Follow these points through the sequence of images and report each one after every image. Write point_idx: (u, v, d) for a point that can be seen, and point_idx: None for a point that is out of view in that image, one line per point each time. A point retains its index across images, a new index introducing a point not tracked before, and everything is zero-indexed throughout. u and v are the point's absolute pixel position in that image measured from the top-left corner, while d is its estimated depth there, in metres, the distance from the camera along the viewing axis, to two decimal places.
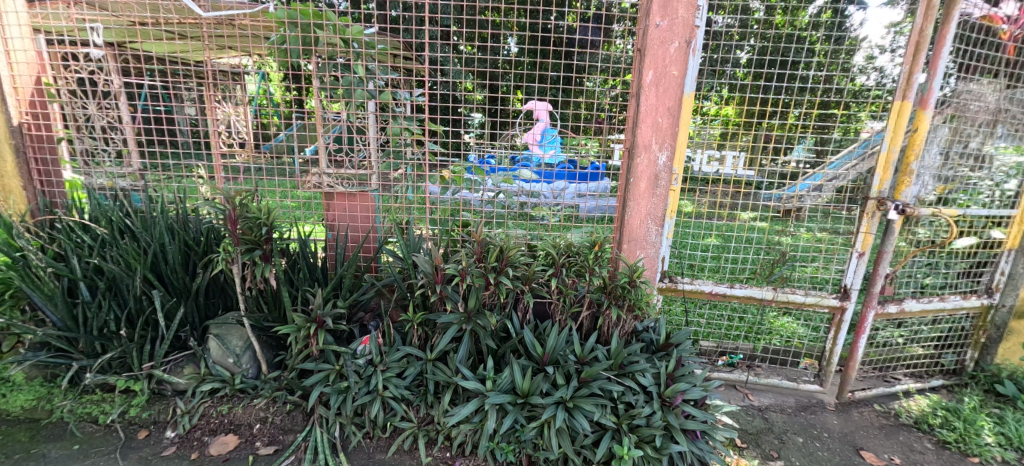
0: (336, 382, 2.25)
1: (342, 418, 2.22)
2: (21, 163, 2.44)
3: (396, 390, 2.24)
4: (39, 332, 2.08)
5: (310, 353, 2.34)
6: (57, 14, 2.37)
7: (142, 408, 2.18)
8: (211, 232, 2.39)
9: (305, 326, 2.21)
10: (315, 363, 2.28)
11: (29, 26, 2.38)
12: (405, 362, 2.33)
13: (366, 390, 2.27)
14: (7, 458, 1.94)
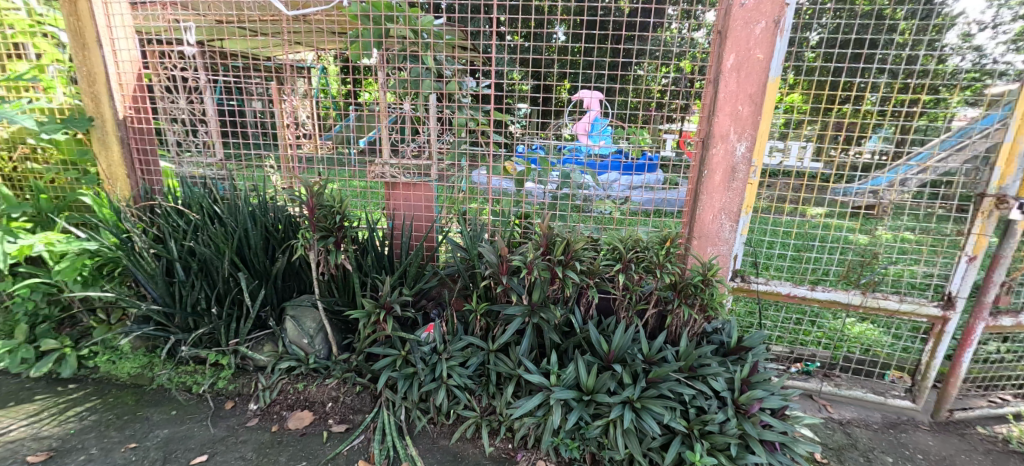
0: (403, 367, 2.34)
1: (408, 403, 2.30)
2: (125, 153, 2.61)
3: (460, 379, 2.30)
4: (142, 307, 2.27)
5: (378, 338, 2.43)
6: (153, 12, 2.50)
7: (228, 382, 2.35)
8: (289, 220, 2.50)
9: (375, 311, 2.32)
10: (382, 348, 2.37)
11: (132, 27, 2.52)
12: (467, 352, 2.38)
13: (431, 377, 2.34)
14: (117, 418, 2.17)
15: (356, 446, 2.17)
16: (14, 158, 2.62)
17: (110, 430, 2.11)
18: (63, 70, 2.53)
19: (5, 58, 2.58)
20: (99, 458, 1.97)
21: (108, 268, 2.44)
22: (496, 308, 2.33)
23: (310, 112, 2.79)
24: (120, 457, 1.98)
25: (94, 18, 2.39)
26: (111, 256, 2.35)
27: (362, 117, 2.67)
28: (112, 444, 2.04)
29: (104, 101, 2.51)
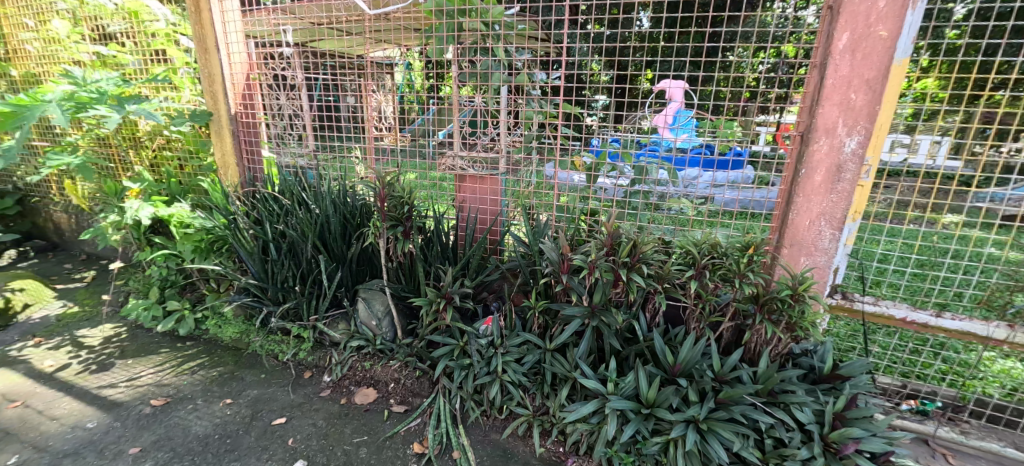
0: (460, 357, 2.37)
1: (463, 393, 2.33)
2: (235, 144, 2.96)
3: (514, 375, 2.29)
4: (241, 281, 2.56)
5: (439, 327, 2.49)
6: (259, 18, 2.80)
7: (307, 354, 2.57)
8: (364, 208, 2.65)
9: (436, 300, 2.38)
10: (442, 336, 2.43)
11: (242, 32, 2.82)
12: (524, 349, 2.35)
13: (486, 370, 2.35)
14: (219, 376, 2.50)
15: (412, 427, 2.25)
16: (155, 146, 3.15)
17: (212, 386, 2.43)
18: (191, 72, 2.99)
19: (148, 62, 3.06)
20: (202, 409, 2.28)
21: (218, 245, 2.79)
22: (554, 308, 2.28)
23: (392, 106, 2.93)
24: (218, 410, 2.28)
25: (214, 26, 2.76)
26: (220, 234, 2.69)
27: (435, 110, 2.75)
28: (212, 398, 2.35)
29: (219, 98, 2.86)
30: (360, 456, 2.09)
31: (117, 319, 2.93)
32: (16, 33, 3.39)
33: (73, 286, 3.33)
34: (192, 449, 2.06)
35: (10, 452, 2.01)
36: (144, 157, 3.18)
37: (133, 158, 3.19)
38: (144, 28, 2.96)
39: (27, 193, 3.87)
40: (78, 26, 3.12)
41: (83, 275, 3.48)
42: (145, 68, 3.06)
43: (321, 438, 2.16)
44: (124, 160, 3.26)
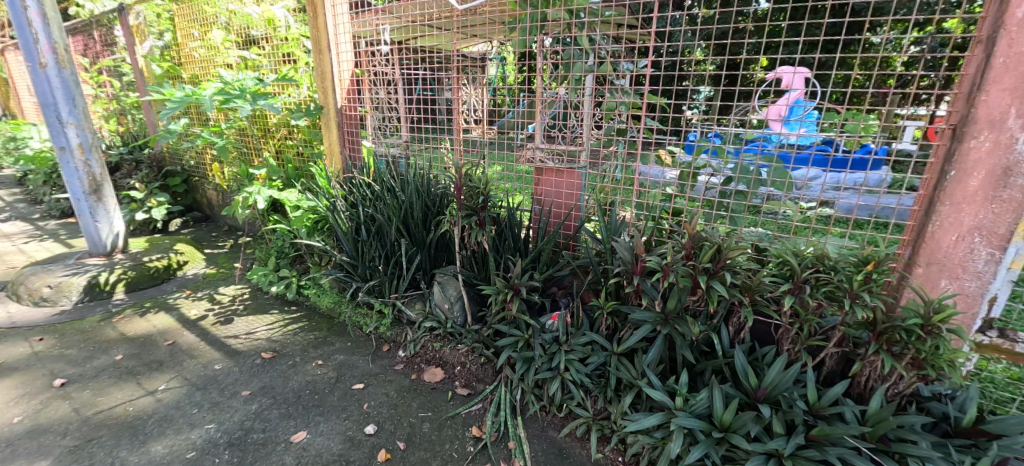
0: (524, 350, 2.33)
1: (524, 385, 2.28)
2: (340, 134, 3.27)
3: (576, 374, 2.18)
4: (336, 257, 2.82)
5: (507, 317, 2.48)
6: (366, 20, 3.06)
7: (387, 328, 2.75)
8: (444, 197, 2.75)
9: (503, 290, 2.35)
10: (507, 327, 2.41)
11: (349, 34, 3.14)
12: (589, 349, 2.23)
13: (549, 365, 2.27)
14: (314, 339, 2.78)
15: (473, 411, 2.25)
16: (281, 136, 3.62)
17: (308, 348, 2.70)
18: (309, 71, 3.41)
19: (278, 63, 3.57)
20: (298, 367, 2.52)
21: (321, 224, 3.10)
22: (624, 310, 2.12)
23: (480, 99, 2.99)
24: (312, 369, 2.51)
25: (327, 29, 3.07)
26: (323, 214, 2.99)
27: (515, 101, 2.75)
28: (307, 359, 2.60)
29: (328, 93, 3.19)
30: (423, 431, 2.13)
31: (243, 283, 3.43)
32: (188, 43, 4.12)
33: (215, 252, 4.06)
34: (288, 400, 2.28)
35: (160, 380, 2.42)
36: (271, 144, 3.68)
37: (264, 145, 3.70)
38: (279, 33, 3.44)
39: (191, 173, 4.72)
40: (229, 35, 3.69)
41: (222, 243, 4.21)
42: (276, 68, 3.59)
43: (390, 408, 2.25)
44: (258, 148, 3.78)
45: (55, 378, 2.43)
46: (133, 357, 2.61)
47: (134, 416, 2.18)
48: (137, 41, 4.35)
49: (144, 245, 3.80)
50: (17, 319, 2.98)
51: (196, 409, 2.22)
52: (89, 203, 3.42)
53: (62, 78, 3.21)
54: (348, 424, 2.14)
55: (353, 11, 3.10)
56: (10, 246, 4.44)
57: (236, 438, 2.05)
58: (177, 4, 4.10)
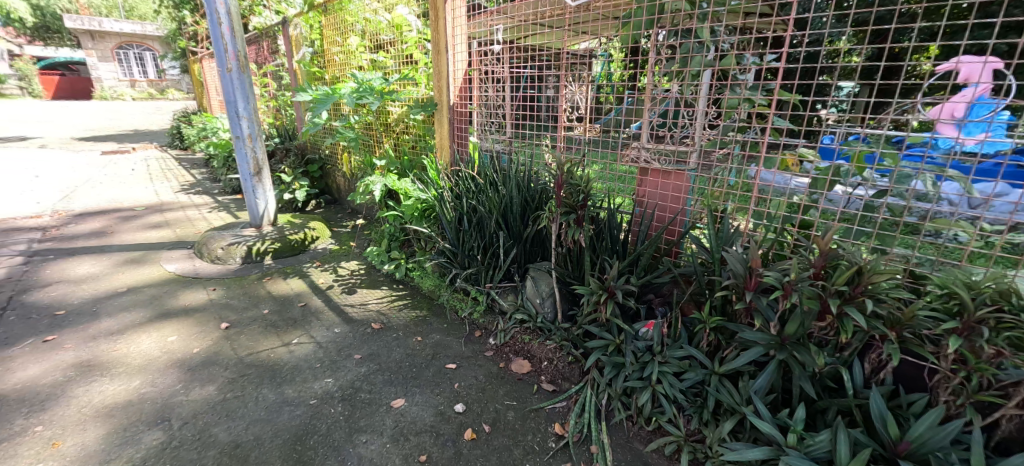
0: (613, 355, 2.22)
1: (611, 391, 2.16)
2: (450, 129, 3.43)
3: (669, 389, 2.01)
4: (439, 244, 2.97)
5: (598, 318, 2.38)
6: (481, 21, 3.19)
7: (480, 315, 2.81)
8: (544, 193, 2.75)
9: (597, 291, 2.27)
10: (598, 329, 2.31)
11: (463, 35, 3.27)
12: (686, 364, 2.05)
13: (640, 374, 2.13)
14: (417, 315, 2.94)
15: (557, 408, 2.19)
16: (400, 130, 3.91)
17: (410, 324, 2.84)
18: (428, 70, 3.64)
19: (402, 64, 3.87)
20: (401, 340, 2.67)
21: (427, 212, 3.28)
22: (730, 327, 1.90)
23: (585, 96, 2.93)
24: (413, 344, 2.63)
25: (445, 31, 3.23)
26: (430, 203, 3.16)
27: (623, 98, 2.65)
28: (409, 334, 2.74)
29: (443, 91, 3.36)
30: (507, 418, 2.12)
31: (360, 260, 3.78)
32: (331, 48, 4.66)
33: (339, 230, 4.53)
34: (391, 368, 2.43)
35: (294, 335, 2.74)
36: (391, 138, 3.99)
37: (384, 138, 4.04)
38: (405, 37, 3.71)
39: (326, 162, 5.33)
40: (364, 40, 4.08)
41: (345, 224, 4.69)
42: (400, 69, 3.88)
43: (478, 391, 2.28)
44: (380, 141, 4.13)
45: (221, 321, 2.89)
46: (276, 313, 3.00)
47: (274, 361, 2.49)
48: (294, 48, 5.01)
49: (288, 221, 4.36)
50: (203, 271, 3.65)
51: (318, 363, 2.46)
52: (253, 184, 4.00)
53: (241, 80, 3.77)
54: (440, 399, 2.21)
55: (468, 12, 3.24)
56: (198, 213, 5.42)
57: (348, 394, 2.23)
58: (325, 15, 4.62)
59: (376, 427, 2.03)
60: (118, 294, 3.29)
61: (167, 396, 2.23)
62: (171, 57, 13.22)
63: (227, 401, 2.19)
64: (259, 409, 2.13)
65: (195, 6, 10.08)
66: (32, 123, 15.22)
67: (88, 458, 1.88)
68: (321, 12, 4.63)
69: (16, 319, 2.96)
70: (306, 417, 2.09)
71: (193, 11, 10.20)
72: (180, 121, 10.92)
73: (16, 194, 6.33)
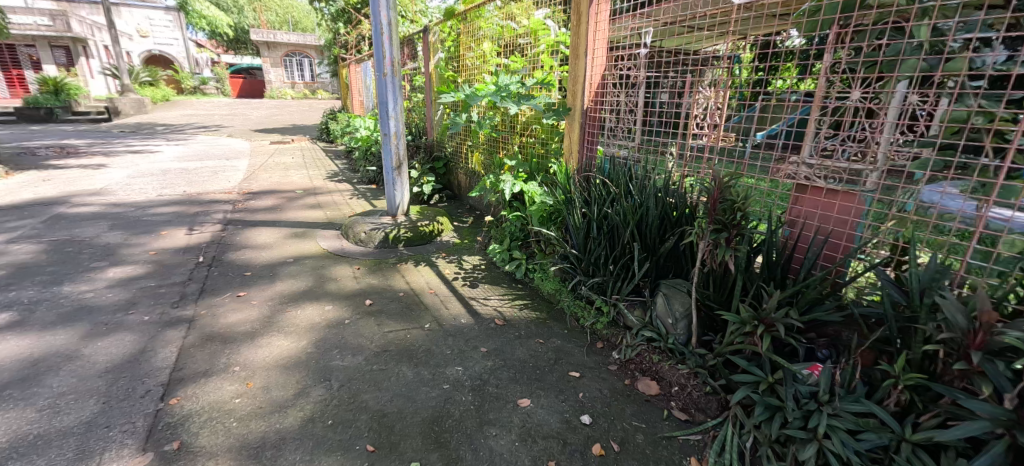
0: (767, 395, 1.96)
1: (760, 435, 1.90)
2: (581, 132, 3.40)
3: (842, 447, 1.70)
4: (566, 250, 2.94)
5: (744, 350, 2.16)
6: (623, 23, 3.09)
7: (604, 326, 2.74)
8: (688, 208, 2.63)
9: (751, 322, 2.06)
10: (748, 363, 2.07)
11: (603, 39, 3.21)
12: (864, 422, 1.73)
13: (803, 424, 1.84)
14: (537, 318, 2.96)
15: (692, 441, 2.01)
16: (526, 133, 3.99)
17: (531, 325, 2.88)
18: (562, 75, 3.66)
19: (532, 68, 3.93)
20: (522, 340, 2.72)
21: (555, 216, 3.29)
22: (937, 388, 1.57)
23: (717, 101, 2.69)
24: (534, 345, 2.66)
25: (586, 35, 3.23)
26: (558, 208, 3.15)
27: (774, 106, 2.37)
28: (530, 335, 2.77)
29: (577, 96, 3.36)
30: (636, 441, 2.01)
31: (480, 256, 3.95)
32: (464, 51, 4.90)
33: (459, 225, 4.79)
34: (515, 366, 2.49)
35: (426, 320, 2.95)
36: (517, 140, 4.10)
37: (512, 138, 4.15)
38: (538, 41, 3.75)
39: (450, 160, 5.67)
40: (498, 46, 4.26)
41: (465, 219, 4.95)
42: (529, 73, 3.95)
43: (604, 406, 2.20)
44: (506, 141, 4.26)
45: (365, 298, 3.25)
46: (410, 297, 3.26)
47: (411, 342, 2.71)
48: (433, 53, 5.39)
49: (418, 213, 4.71)
50: (348, 251, 4.11)
51: (449, 350, 2.62)
52: (394, 177, 4.39)
53: (392, 84, 4.15)
54: (565, 407, 2.19)
55: (611, 15, 3.18)
56: (343, 199, 6.12)
57: (477, 385, 2.33)
58: (462, 22, 4.80)
59: (504, 422, 2.10)
60: (287, 263, 3.85)
61: (325, 358, 2.56)
62: (326, 62, 15.10)
63: (373, 372, 2.44)
64: (400, 384, 2.34)
65: (348, 18, 11.34)
66: (222, 116, 18.46)
67: (269, 402, 2.24)
68: (458, 21, 4.83)
69: (218, 275, 3.62)
70: (442, 399, 2.24)
71: (345, 22, 11.49)
72: (327, 118, 12.38)
73: (214, 174, 7.74)
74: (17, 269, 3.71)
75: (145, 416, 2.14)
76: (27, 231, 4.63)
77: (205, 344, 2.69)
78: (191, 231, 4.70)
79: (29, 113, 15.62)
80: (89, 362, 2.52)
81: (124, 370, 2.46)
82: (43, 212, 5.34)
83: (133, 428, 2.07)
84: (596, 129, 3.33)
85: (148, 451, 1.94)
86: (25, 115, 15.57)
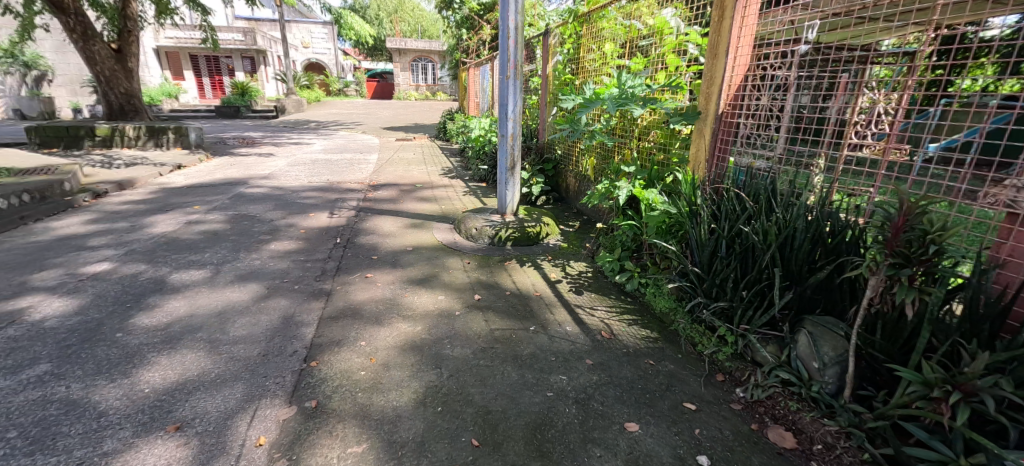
0: None
1: None
2: (712, 140, 3.13)
3: None
4: (687, 267, 2.69)
5: (921, 417, 1.79)
6: (775, 18, 2.77)
7: (727, 358, 2.47)
8: (847, 233, 2.25)
9: (939, 385, 1.68)
10: (930, 436, 1.70)
11: (750, 35, 2.89)
12: None
13: None
14: (647, 337, 2.77)
15: None
16: (645, 137, 3.79)
17: (641, 343, 2.71)
18: (693, 77, 3.40)
19: (655, 69, 3.71)
20: (631, 358, 2.57)
21: (676, 229, 3.06)
22: None
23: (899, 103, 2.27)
24: (644, 365, 2.50)
25: (729, 32, 2.95)
26: (682, 220, 2.92)
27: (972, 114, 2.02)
28: (639, 354, 2.61)
29: (712, 99, 3.09)
30: None
31: (588, 262, 3.85)
32: (582, 52, 4.81)
33: (566, 229, 4.72)
34: (623, 385, 2.35)
35: (531, 323, 2.93)
36: (634, 144, 3.91)
37: (629, 142, 3.96)
38: (665, 39, 3.53)
39: (560, 162, 5.63)
40: (622, 45, 4.10)
41: (571, 223, 4.88)
42: (652, 74, 3.74)
43: (726, 449, 1.97)
44: (622, 146, 4.10)
45: (474, 293, 3.33)
46: (516, 297, 3.28)
47: (515, 343, 2.71)
48: (553, 55, 5.39)
49: (526, 213, 4.73)
50: (459, 245, 4.27)
51: (555, 357, 2.57)
52: (507, 177, 4.46)
53: (513, 87, 4.22)
54: (678, 441, 2.01)
55: (761, 9, 2.86)
56: (456, 195, 6.42)
57: (582, 399, 2.25)
58: (584, 24, 4.71)
59: (609, 444, 1.99)
60: (407, 251, 4.11)
61: (437, 346, 2.67)
62: (449, 65, 16.06)
63: (480, 367, 2.48)
64: (505, 384, 2.35)
65: (471, 24, 11.90)
66: (360, 115, 20.52)
67: (388, 380, 2.39)
68: (581, 22, 4.75)
69: (351, 256, 3.99)
70: (545, 406, 2.20)
71: (468, 28, 12.07)
72: (446, 118, 13.09)
73: (352, 166, 8.62)
74: (209, 235, 4.49)
75: (292, 372, 2.44)
76: (218, 205, 5.59)
77: (337, 317, 2.98)
78: (332, 215, 5.27)
79: (224, 110, 18.93)
80: (252, 320, 2.93)
81: (278, 329, 2.83)
82: (228, 190, 6.39)
83: (283, 382, 2.37)
84: (731, 135, 3.03)
85: (293, 405, 2.21)
86: (221, 112, 18.91)
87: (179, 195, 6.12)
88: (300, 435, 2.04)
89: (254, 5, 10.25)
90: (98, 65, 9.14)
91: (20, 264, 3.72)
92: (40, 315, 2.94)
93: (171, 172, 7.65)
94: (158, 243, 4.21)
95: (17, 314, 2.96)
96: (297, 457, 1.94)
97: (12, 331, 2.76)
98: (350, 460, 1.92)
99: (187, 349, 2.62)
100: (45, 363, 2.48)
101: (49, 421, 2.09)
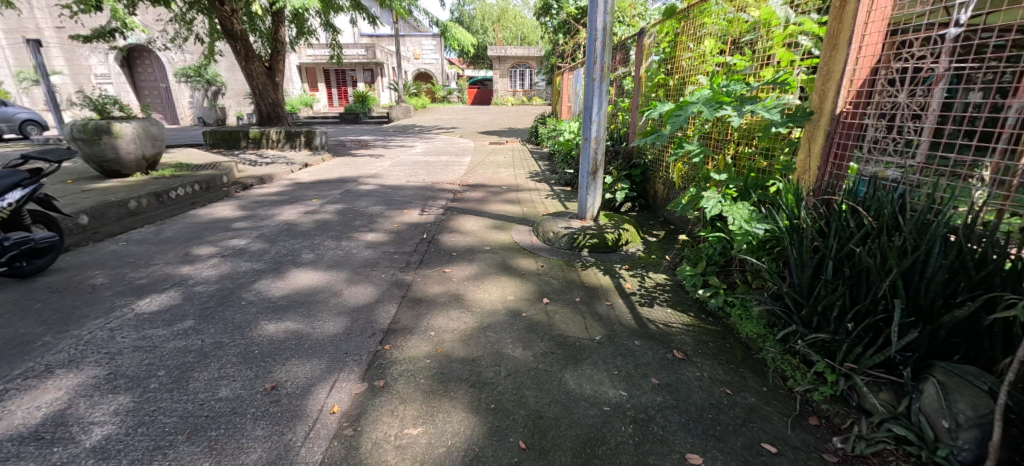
0: None
1: None
2: (826, 144, 2.75)
3: None
4: (782, 287, 2.38)
5: None
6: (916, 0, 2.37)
7: (823, 399, 2.15)
8: (1000, 262, 1.85)
9: None
10: None
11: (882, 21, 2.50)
12: None
13: None
14: (725, 362, 2.50)
15: None
16: (745, 141, 3.45)
17: (719, 369, 2.44)
18: (805, 73, 3.03)
19: (761, 66, 3.38)
20: (704, 383, 2.32)
21: (772, 244, 2.75)
22: None
23: None
24: (718, 393, 2.25)
25: (854, 18, 2.57)
26: (779, 236, 2.60)
27: None
28: (715, 380, 2.35)
29: (829, 97, 2.71)
30: None
31: (669, 275, 3.60)
32: (677, 50, 4.54)
33: (649, 238, 4.46)
34: (690, 411, 2.13)
35: (598, 330, 2.78)
36: (731, 149, 3.59)
37: (728, 146, 3.64)
38: (772, 33, 3.20)
39: (648, 167, 5.37)
40: (722, 41, 3.80)
41: (656, 232, 4.61)
42: (756, 71, 3.41)
43: None
44: (718, 150, 3.78)
45: (543, 296, 3.22)
46: (586, 302, 3.14)
47: (581, 349, 2.59)
48: (648, 55, 5.17)
49: (608, 219, 4.55)
50: (537, 247, 4.21)
51: (616, 370, 2.40)
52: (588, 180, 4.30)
53: (599, 89, 4.07)
54: None
55: None
56: (540, 198, 6.38)
57: (641, 419, 2.07)
58: (682, 21, 4.45)
59: None
60: (484, 249, 4.13)
61: (499, 344, 2.62)
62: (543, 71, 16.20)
63: (539, 371, 2.39)
64: (561, 390, 2.24)
65: (568, 29, 11.90)
66: (461, 120, 21.45)
67: (450, 369, 2.39)
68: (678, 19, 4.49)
69: (435, 250, 4.10)
70: (600, 420, 2.06)
71: (565, 34, 12.07)
72: (536, 121, 13.18)
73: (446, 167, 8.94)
74: (319, 223, 4.88)
75: (368, 352, 2.52)
76: (332, 198, 6.09)
77: (412, 305, 3.05)
78: (423, 211, 5.49)
79: (347, 117, 20.80)
80: (342, 300, 3.11)
81: (364, 311, 2.96)
82: (341, 185, 6.96)
83: (360, 359, 2.46)
84: (851, 139, 2.62)
85: (365, 382, 2.28)
86: (344, 117, 20.84)
87: (305, 189, 6.74)
88: (368, 409, 2.10)
89: (375, 24, 11.14)
90: (254, 80, 10.37)
91: (184, 239, 4.32)
92: (192, 280, 3.37)
93: (299, 168, 8.49)
94: (283, 229, 4.65)
95: (179, 278, 3.40)
96: (361, 430, 1.99)
97: (172, 291, 3.18)
98: (405, 441, 1.93)
99: (293, 320, 2.82)
100: (191, 319, 2.81)
101: (187, 366, 2.36)
